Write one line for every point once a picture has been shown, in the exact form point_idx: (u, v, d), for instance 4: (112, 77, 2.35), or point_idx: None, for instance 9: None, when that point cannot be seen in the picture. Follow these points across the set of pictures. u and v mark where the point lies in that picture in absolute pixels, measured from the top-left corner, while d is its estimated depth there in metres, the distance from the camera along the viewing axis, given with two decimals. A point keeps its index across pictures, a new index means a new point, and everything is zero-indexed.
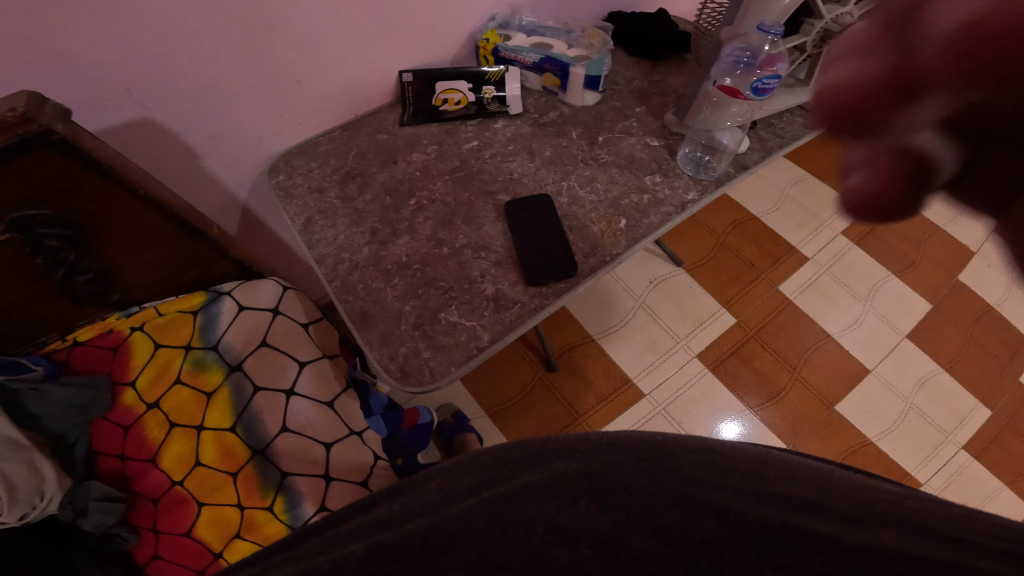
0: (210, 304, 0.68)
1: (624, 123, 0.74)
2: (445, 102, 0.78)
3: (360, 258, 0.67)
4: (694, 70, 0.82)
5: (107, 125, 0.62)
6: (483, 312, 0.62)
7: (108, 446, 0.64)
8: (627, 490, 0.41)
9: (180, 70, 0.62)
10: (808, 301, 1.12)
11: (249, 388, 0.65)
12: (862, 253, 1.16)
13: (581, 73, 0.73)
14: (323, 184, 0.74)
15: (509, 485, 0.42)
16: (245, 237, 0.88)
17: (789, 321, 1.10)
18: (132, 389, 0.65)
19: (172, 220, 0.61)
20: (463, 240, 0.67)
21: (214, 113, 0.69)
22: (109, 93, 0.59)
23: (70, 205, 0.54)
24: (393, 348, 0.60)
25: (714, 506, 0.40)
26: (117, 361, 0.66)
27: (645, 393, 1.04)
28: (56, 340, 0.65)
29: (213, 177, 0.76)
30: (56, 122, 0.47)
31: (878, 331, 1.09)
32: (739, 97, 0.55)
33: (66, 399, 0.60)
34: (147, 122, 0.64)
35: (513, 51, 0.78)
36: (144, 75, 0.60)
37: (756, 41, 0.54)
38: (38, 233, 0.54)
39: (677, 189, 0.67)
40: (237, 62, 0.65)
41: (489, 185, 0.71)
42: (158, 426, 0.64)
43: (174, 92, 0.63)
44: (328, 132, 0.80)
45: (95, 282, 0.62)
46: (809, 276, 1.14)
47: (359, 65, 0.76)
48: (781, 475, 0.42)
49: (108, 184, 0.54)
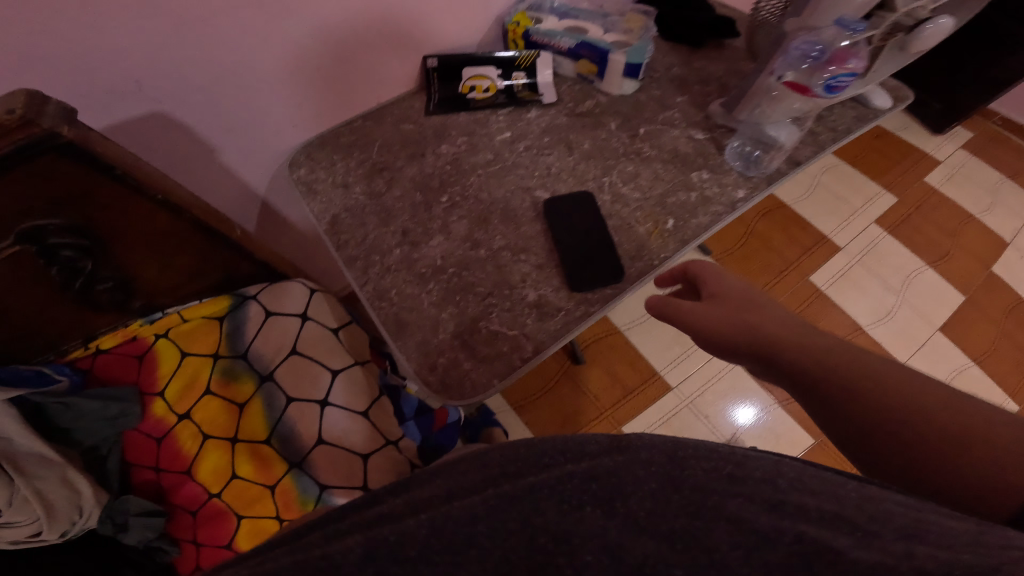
0: (236, 309, 0.68)
1: (666, 114, 0.70)
2: (473, 89, 0.74)
3: (392, 261, 0.63)
4: (737, 55, 0.77)
5: (117, 121, 0.58)
6: (526, 320, 0.59)
7: (142, 458, 0.65)
8: (635, 497, 0.33)
9: (195, 61, 0.57)
10: (842, 291, 1.05)
11: (282, 399, 0.66)
12: (895, 240, 1.10)
13: (621, 61, 0.69)
14: (348, 179, 0.70)
15: (513, 488, 0.34)
16: (266, 231, 0.85)
17: (821, 312, 1.03)
18: (161, 400, 0.64)
19: (188, 223, 0.57)
20: (501, 241, 0.63)
21: (230, 105, 0.64)
22: (116, 86, 0.54)
23: (83, 214, 0.50)
24: (432, 359, 0.58)
25: (725, 513, 0.31)
26: (145, 370, 0.64)
27: (671, 386, 1.04)
28: (79, 347, 0.63)
29: (231, 171, 0.72)
30: (62, 124, 0.43)
31: (911, 323, 1.03)
32: (806, 94, 0.51)
33: (94, 413, 0.59)
34: (160, 116, 0.60)
35: (545, 36, 0.73)
36: (153, 65, 0.55)
37: (830, 35, 0.50)
38: (52, 243, 0.51)
39: (726, 187, 0.64)
40: (252, 49, 0.60)
41: (526, 181, 0.67)
42: (191, 438, 0.64)
43: (187, 83, 0.59)
44: (348, 122, 0.75)
45: (116, 291, 0.60)
46: (841, 267, 1.07)
47: (382, 50, 0.71)
48: (794, 486, 0.33)
49: (124, 190, 0.50)
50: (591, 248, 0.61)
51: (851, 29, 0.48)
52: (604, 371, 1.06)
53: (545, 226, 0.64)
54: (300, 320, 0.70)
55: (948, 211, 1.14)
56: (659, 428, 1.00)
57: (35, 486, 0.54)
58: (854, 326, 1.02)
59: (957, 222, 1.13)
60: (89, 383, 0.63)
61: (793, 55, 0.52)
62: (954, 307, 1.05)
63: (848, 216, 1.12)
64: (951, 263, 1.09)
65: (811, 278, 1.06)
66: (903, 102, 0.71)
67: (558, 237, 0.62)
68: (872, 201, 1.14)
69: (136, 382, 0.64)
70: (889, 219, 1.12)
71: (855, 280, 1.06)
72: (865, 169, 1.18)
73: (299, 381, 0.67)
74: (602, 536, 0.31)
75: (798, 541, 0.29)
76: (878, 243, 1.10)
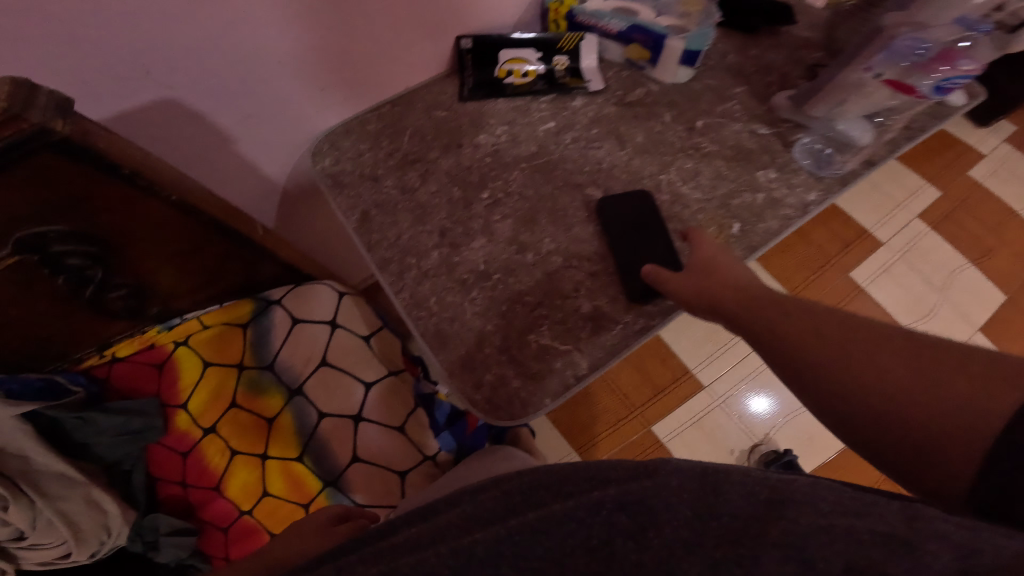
0: (260, 314, 0.64)
1: (725, 105, 0.65)
2: (510, 74, 0.67)
3: (429, 265, 0.58)
4: (800, 41, 0.71)
5: (124, 111, 0.51)
6: (580, 333, 0.55)
7: (169, 469, 0.63)
8: (681, 528, 0.31)
9: (209, 43, 0.51)
10: (883, 289, 1.00)
11: (313, 413, 0.63)
12: (939, 236, 1.05)
13: (679, 48, 0.63)
14: (377, 171, 0.64)
15: (539, 516, 0.34)
16: (289, 227, 0.80)
17: (859, 312, 0.98)
18: (184, 412, 0.63)
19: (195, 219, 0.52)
20: (550, 244, 0.58)
21: (247, 93, 0.58)
22: (120, 71, 0.48)
23: (87, 219, 0.46)
24: (478, 375, 0.53)
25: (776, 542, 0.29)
26: (165, 381, 0.63)
27: (704, 385, 0.99)
28: (92, 354, 0.60)
29: (250, 162, 0.66)
30: (55, 118, 0.37)
31: (952, 324, 0.98)
32: (910, 93, 0.48)
33: (115, 428, 0.58)
34: (171, 104, 0.54)
35: (592, 17, 0.66)
36: (164, 45, 0.48)
37: (941, 32, 0.45)
38: (56, 252, 0.47)
39: (796, 188, 0.59)
40: (268, 30, 0.53)
41: (574, 177, 0.61)
42: (218, 453, 0.62)
43: (200, 66, 0.52)
44: (376, 107, 0.69)
45: (130, 297, 0.56)
46: (882, 263, 1.02)
47: (415, 30, 0.64)
48: (839, 508, 0.30)
49: (127, 189, 0.46)
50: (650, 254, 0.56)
51: (973, 30, 0.45)
52: (635, 369, 1.02)
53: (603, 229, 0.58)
54: (330, 327, 0.65)
55: (994, 207, 1.08)
56: (690, 428, 0.97)
57: (59, 509, 0.53)
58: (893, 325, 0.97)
59: (1003, 217, 1.06)
60: (108, 392, 0.62)
61: (897, 52, 0.47)
62: (997, 307, 1.00)
63: (890, 211, 1.07)
64: (994, 261, 1.04)
65: (853, 275, 1.01)
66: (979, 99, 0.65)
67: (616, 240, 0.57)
68: (913, 194, 1.08)
69: (158, 393, 0.63)
70: (932, 214, 1.06)
71: (897, 279, 1.01)
72: (907, 160, 1.12)
73: (332, 394, 0.64)
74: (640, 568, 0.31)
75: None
76: (921, 239, 1.04)
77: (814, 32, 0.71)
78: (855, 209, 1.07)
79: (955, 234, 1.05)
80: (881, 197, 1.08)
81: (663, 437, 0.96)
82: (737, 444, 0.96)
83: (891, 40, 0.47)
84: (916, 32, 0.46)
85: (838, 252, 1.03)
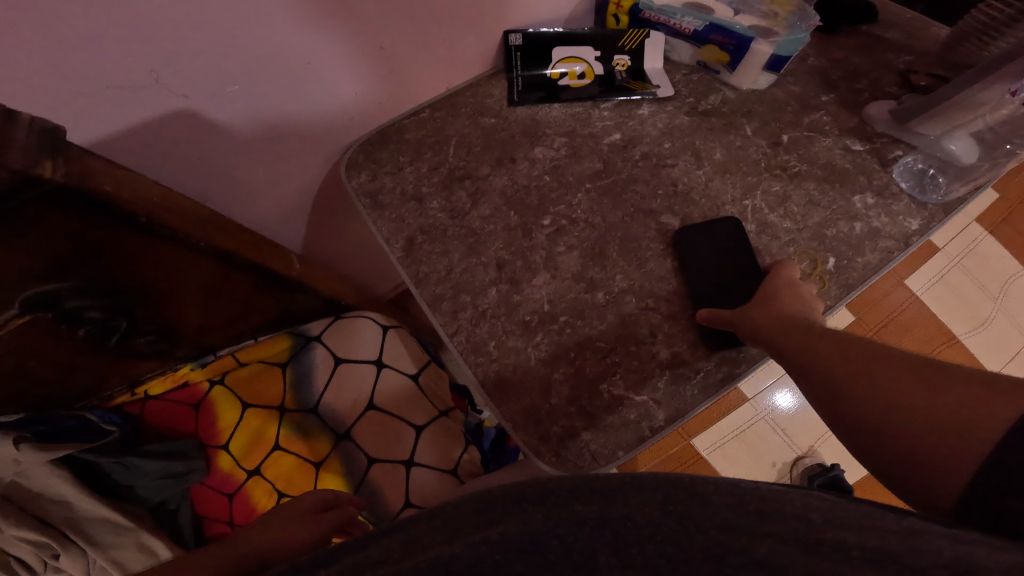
0: (299, 353, 0.58)
1: (813, 116, 0.58)
2: (565, 75, 0.61)
3: (487, 303, 0.53)
4: (888, 46, 0.63)
5: (130, 125, 0.44)
6: (657, 384, 0.49)
7: (213, 513, 0.55)
8: (652, 544, 0.27)
9: (220, 42, 0.43)
10: (939, 298, 0.92)
11: (362, 459, 0.55)
12: (995, 240, 0.96)
13: (767, 52, 0.56)
14: (421, 189, 0.57)
15: (518, 524, 0.28)
16: (323, 244, 0.73)
17: (912, 322, 0.91)
18: (226, 453, 0.55)
19: (215, 255, 0.46)
20: (622, 282, 0.52)
21: (269, 95, 0.50)
22: (126, 82, 0.41)
23: (100, 269, 0.41)
24: (545, 428, 0.48)
25: (756, 556, 0.26)
26: (203, 421, 0.55)
27: (747, 397, 0.93)
28: (124, 392, 0.54)
29: (284, 178, 0.59)
30: (42, 161, 0.32)
31: (1007, 333, 0.91)
32: None
33: (153, 472, 0.51)
34: (184, 113, 0.46)
35: (661, 13, 0.59)
36: (177, 54, 0.41)
37: None
38: (72, 306, 0.42)
39: (897, 216, 0.52)
40: (291, 31, 0.46)
41: (647, 202, 0.55)
42: (264, 495, 0.54)
43: (218, 74, 0.45)
44: (415, 111, 0.61)
45: (159, 339, 0.50)
46: (937, 270, 0.94)
47: (464, 28, 0.56)
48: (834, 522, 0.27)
49: (135, 232, 0.40)
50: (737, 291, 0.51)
51: None
52: None
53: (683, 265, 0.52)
54: (375, 366, 0.58)
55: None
56: (732, 440, 0.92)
57: (111, 557, 0.47)
58: (946, 336, 0.90)
59: None
60: (143, 432, 0.55)
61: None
62: None
63: None
64: None
65: (907, 281, 0.93)
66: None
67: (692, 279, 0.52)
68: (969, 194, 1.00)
69: (196, 433, 0.55)
70: (990, 216, 0.97)
71: (955, 286, 0.93)
72: None
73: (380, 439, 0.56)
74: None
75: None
76: (980, 242, 0.96)
77: (898, 33, 0.64)
78: None
79: None
80: None
81: (703, 450, 0.91)
82: (780, 456, 0.91)
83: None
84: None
85: None
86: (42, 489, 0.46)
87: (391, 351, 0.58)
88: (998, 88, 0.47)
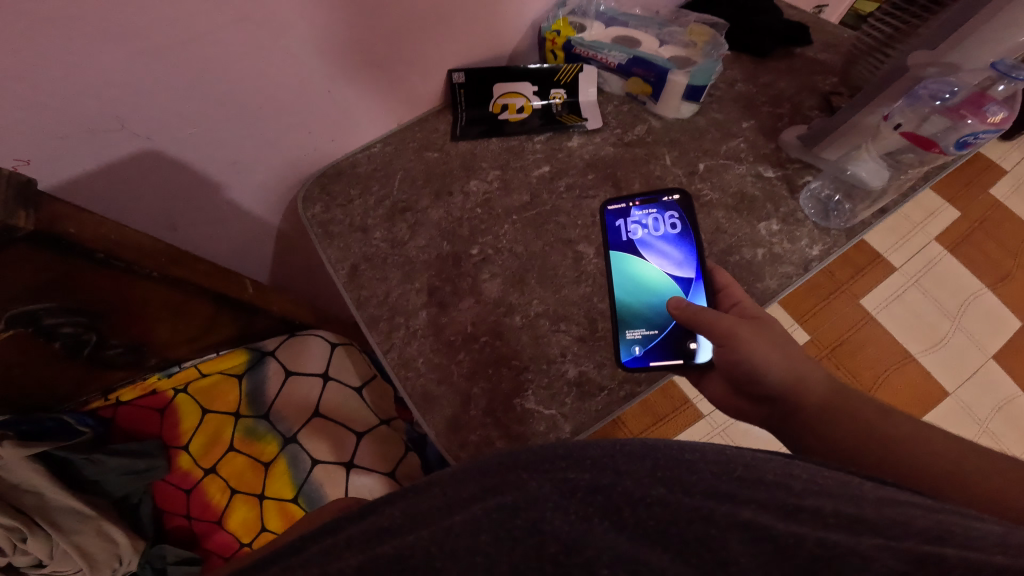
0: (254, 366, 0.68)
1: (730, 144, 0.62)
2: (505, 108, 0.67)
3: (418, 325, 0.58)
4: (813, 67, 0.67)
5: (97, 165, 0.48)
6: (564, 399, 0.53)
7: (172, 506, 0.64)
8: (643, 504, 0.31)
9: (180, 90, 0.47)
10: (894, 316, 1.05)
11: (307, 460, 0.64)
12: (953, 260, 1.10)
13: (682, 82, 0.60)
14: (367, 221, 0.64)
15: (514, 496, 0.32)
16: (290, 275, 0.79)
17: (867, 339, 1.03)
18: (186, 453, 0.64)
19: (168, 279, 0.51)
20: (538, 307, 0.58)
21: (235, 137, 0.55)
22: (92, 124, 0.45)
23: (73, 295, 0.47)
24: (463, 436, 0.52)
25: (738, 519, 0.30)
26: (167, 424, 0.64)
27: (705, 413, 0.96)
28: (97, 398, 0.62)
29: (245, 211, 0.65)
30: (17, 212, 0.37)
31: (962, 350, 1.03)
32: (931, 148, 0.46)
33: (119, 468, 0.58)
34: (150, 154, 0.51)
35: (590, 48, 0.64)
36: (140, 98, 0.46)
37: (969, 76, 0.43)
38: (49, 324, 0.47)
39: (798, 241, 0.55)
40: (250, 77, 0.51)
41: (566, 232, 0.61)
42: (219, 490, 0.63)
43: (180, 117, 0.50)
44: (367, 146, 0.67)
45: (127, 351, 0.57)
46: (894, 290, 1.07)
47: (413, 67, 0.61)
48: (811, 488, 0.32)
49: (103, 264, 0.45)
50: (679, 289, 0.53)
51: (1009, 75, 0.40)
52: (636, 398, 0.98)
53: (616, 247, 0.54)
54: (322, 378, 0.69)
55: (1014, 227, 1.14)
56: None
57: (73, 541, 0.55)
58: (901, 353, 1.02)
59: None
60: (113, 433, 0.62)
61: (917, 96, 0.46)
62: (1009, 335, 1.05)
63: (906, 233, 1.12)
64: (1009, 287, 1.09)
65: (864, 301, 1.06)
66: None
67: (627, 267, 0.53)
68: (932, 215, 1.14)
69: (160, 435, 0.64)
70: (948, 237, 1.12)
71: (909, 305, 1.06)
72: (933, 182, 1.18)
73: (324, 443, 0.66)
74: (612, 549, 0.30)
75: (821, 545, 0.28)
76: (937, 263, 1.10)
77: (830, 55, 0.68)
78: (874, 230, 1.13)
79: (977, 257, 1.11)
80: (898, 220, 1.14)
81: None
82: None
83: (916, 82, 0.46)
84: (944, 76, 0.44)
85: (850, 277, 1.08)
86: (19, 480, 0.52)
87: (338, 367, 0.69)
88: (875, 114, 0.50)
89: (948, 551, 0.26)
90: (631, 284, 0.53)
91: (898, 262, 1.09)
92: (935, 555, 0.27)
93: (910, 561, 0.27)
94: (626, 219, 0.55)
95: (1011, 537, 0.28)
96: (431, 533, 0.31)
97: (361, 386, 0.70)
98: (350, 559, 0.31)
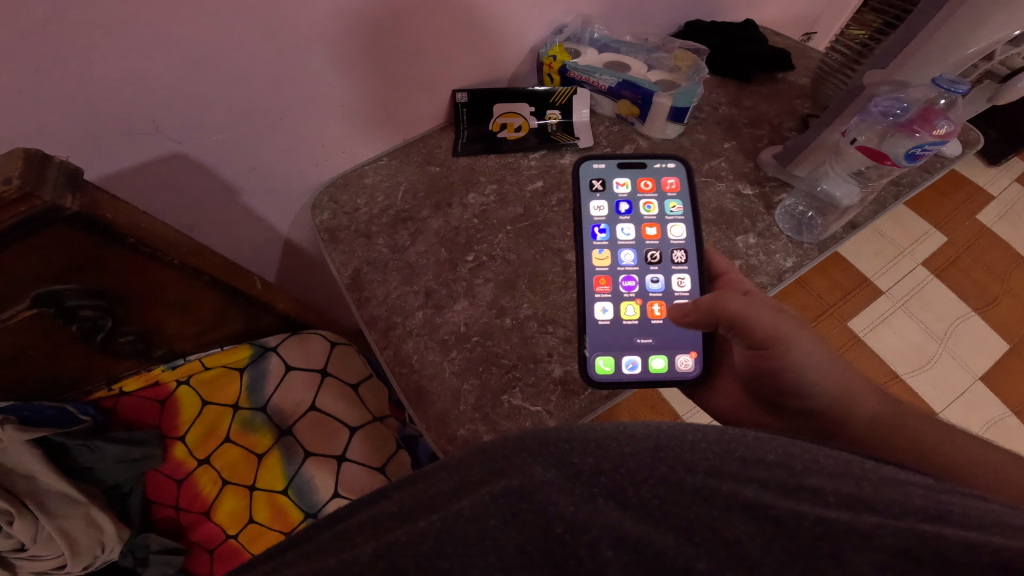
0: (256, 361, 0.72)
1: (712, 162, 0.66)
2: (504, 127, 0.72)
3: (413, 324, 0.61)
4: (793, 91, 0.73)
5: (128, 165, 0.53)
6: (550, 397, 0.56)
7: (161, 497, 0.70)
8: (646, 484, 0.32)
9: (208, 96, 0.52)
10: (879, 337, 1.10)
11: (300, 453, 0.70)
12: (941, 284, 1.16)
13: (667, 104, 0.65)
14: (371, 228, 0.68)
15: (519, 480, 0.32)
16: (294, 282, 0.83)
17: (855, 360, 1.07)
18: (182, 444, 0.69)
19: (185, 270, 0.55)
20: (527, 310, 0.62)
21: (256, 145, 0.60)
22: (127, 125, 0.49)
23: (96, 278, 0.50)
24: (452, 430, 0.54)
25: (739, 499, 0.30)
26: (165, 415, 0.69)
27: None
28: (101, 389, 0.67)
29: (257, 216, 0.68)
30: (64, 195, 0.40)
31: (949, 371, 1.08)
32: (885, 160, 0.50)
33: (116, 455, 0.64)
34: (177, 157, 0.55)
35: (583, 72, 0.69)
36: (171, 104, 0.50)
37: (918, 93, 0.50)
38: (71, 305, 0.51)
39: (774, 254, 0.58)
40: (274, 86, 0.55)
41: (556, 242, 0.66)
42: (210, 482, 0.69)
43: (205, 123, 0.54)
44: (374, 159, 0.72)
45: (138, 340, 0.61)
46: (881, 312, 1.12)
47: (423, 85, 0.66)
48: (809, 461, 0.33)
49: (131, 254, 0.49)
50: (656, 263, 0.55)
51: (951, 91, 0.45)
52: (626, 414, 1.01)
53: (595, 203, 0.57)
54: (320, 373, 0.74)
55: (1000, 250, 1.21)
56: None
57: (59, 525, 0.60)
58: (890, 373, 1.06)
59: (1010, 266, 1.19)
60: (112, 422, 0.67)
61: (872, 112, 0.51)
62: (997, 356, 1.10)
63: (893, 257, 1.18)
64: (995, 310, 1.14)
65: (851, 324, 1.11)
66: (947, 165, 0.65)
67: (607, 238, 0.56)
68: (920, 240, 1.21)
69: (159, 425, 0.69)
70: (935, 262, 1.18)
71: (896, 326, 1.11)
72: (916, 210, 1.25)
73: (320, 437, 0.71)
74: (615, 527, 0.30)
75: (819, 524, 0.29)
76: (924, 286, 1.15)
77: (810, 79, 0.74)
78: (862, 252, 1.19)
79: (963, 281, 1.17)
80: (887, 245, 1.20)
81: None
82: None
83: (871, 99, 0.52)
84: (894, 93, 0.50)
85: (839, 299, 1.14)
86: (16, 465, 0.58)
87: (338, 364, 0.75)
88: (834, 130, 0.56)
89: (948, 530, 0.27)
90: (605, 274, 0.55)
91: (884, 285, 1.15)
92: (934, 534, 0.27)
93: (907, 537, 0.27)
94: (615, 185, 0.57)
95: (1004, 514, 0.29)
96: (441, 520, 0.31)
97: (358, 384, 0.76)
98: (363, 547, 0.31)
